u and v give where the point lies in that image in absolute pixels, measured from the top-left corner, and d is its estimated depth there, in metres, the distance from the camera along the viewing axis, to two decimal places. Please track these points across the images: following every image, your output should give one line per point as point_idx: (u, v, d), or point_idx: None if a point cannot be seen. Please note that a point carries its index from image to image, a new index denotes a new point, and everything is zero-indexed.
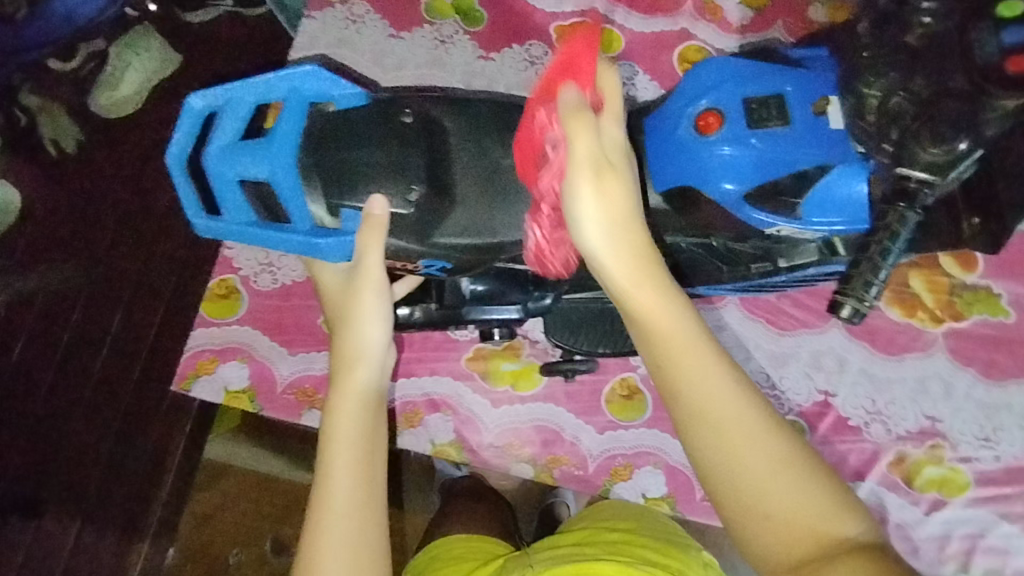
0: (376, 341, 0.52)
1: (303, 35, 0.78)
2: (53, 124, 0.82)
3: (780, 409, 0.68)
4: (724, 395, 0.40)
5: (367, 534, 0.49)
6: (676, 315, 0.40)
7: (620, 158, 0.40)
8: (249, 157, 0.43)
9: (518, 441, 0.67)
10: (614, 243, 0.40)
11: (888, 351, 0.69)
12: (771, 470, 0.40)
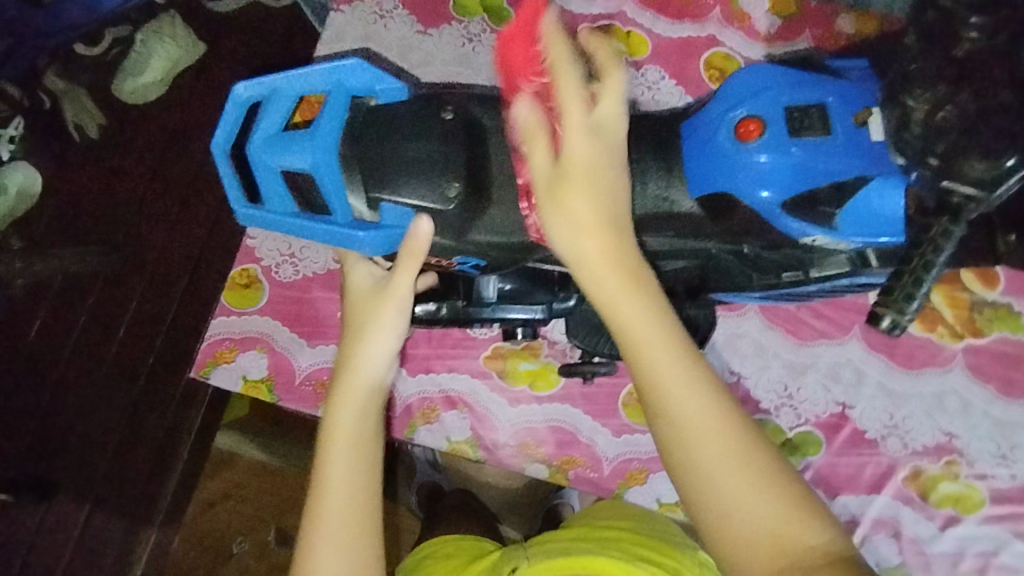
0: (387, 346, 0.53)
1: (330, 29, 0.78)
2: (75, 107, 0.87)
3: (796, 419, 0.68)
4: (691, 405, 0.41)
5: (362, 538, 0.50)
6: (652, 329, 0.41)
7: (587, 172, 0.41)
8: (291, 149, 0.44)
9: (534, 441, 0.67)
10: (583, 252, 0.41)
11: (907, 365, 0.69)
12: (735, 479, 0.41)
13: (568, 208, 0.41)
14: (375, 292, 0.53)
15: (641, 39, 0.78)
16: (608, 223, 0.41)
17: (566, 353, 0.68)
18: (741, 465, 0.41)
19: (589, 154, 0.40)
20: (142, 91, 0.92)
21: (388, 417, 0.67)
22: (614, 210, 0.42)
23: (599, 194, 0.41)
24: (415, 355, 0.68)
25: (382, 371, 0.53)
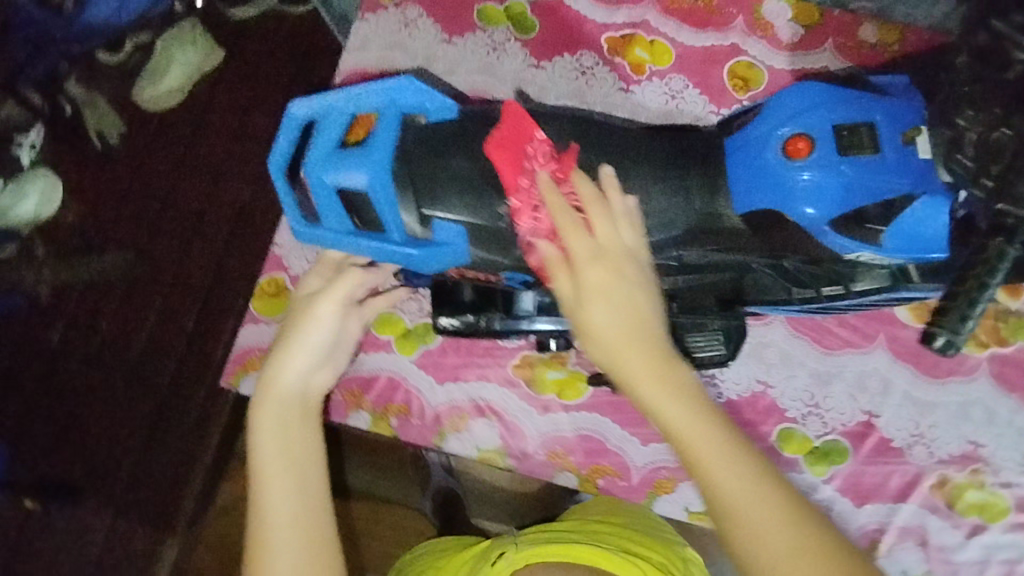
0: (302, 366, 0.59)
1: (354, 38, 0.79)
2: (96, 115, 0.94)
3: (822, 428, 0.68)
4: (741, 480, 0.44)
5: (310, 538, 0.55)
6: (683, 413, 0.45)
7: (605, 291, 0.46)
8: (351, 166, 0.47)
9: (562, 450, 0.67)
10: (618, 349, 0.46)
11: (932, 374, 0.69)
12: (800, 554, 0.42)
13: (593, 321, 0.46)
14: (291, 323, 0.60)
15: (664, 48, 0.78)
16: (634, 321, 0.46)
17: (594, 362, 0.68)
18: (799, 536, 0.42)
19: (597, 274, 0.46)
20: (163, 97, 0.97)
21: (418, 425, 0.68)
22: (639, 308, 0.46)
23: (622, 302, 0.46)
24: (443, 364, 0.69)
25: (298, 392, 0.59)
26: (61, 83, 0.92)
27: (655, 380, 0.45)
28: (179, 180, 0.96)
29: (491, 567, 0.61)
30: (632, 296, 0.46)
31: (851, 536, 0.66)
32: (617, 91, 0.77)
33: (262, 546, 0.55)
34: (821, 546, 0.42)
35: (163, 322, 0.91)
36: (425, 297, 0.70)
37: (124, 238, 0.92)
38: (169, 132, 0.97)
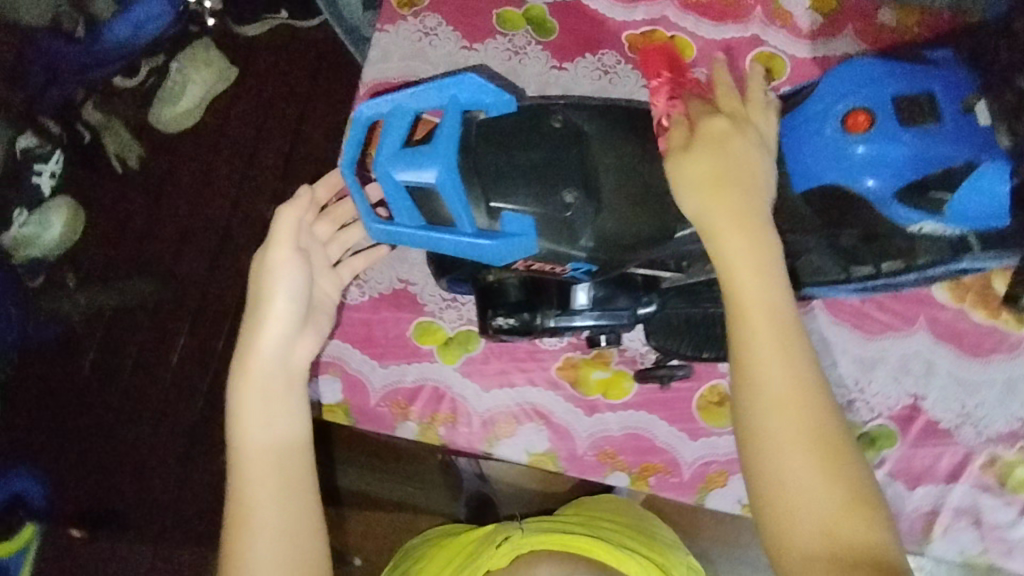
0: (279, 334, 0.55)
1: (376, 49, 0.78)
2: (116, 141, 0.92)
3: (869, 413, 0.68)
4: (771, 348, 0.44)
5: (291, 512, 0.52)
6: (754, 265, 0.45)
7: (719, 143, 0.46)
8: (419, 161, 0.45)
9: (612, 449, 0.67)
10: (705, 199, 0.46)
11: (974, 353, 0.69)
12: (795, 432, 0.43)
13: (692, 166, 0.46)
14: (256, 288, 0.55)
15: (685, 43, 0.78)
16: (730, 174, 0.46)
17: (636, 359, 0.68)
18: (801, 416, 0.44)
19: (720, 125, 0.47)
20: (179, 119, 0.96)
21: (467, 433, 0.68)
22: (742, 168, 0.46)
23: (724, 157, 0.46)
24: (487, 370, 0.69)
25: (279, 360, 0.55)
26: (78, 109, 0.88)
27: (733, 231, 0.45)
28: (201, 198, 0.95)
29: (496, 550, 0.57)
30: (742, 156, 0.47)
31: (905, 519, 0.66)
32: (641, 88, 0.77)
33: (241, 520, 0.51)
34: (820, 432, 0.44)
35: (193, 344, 0.89)
36: (464, 304, 0.70)
37: (150, 263, 0.91)
38: (187, 152, 0.95)
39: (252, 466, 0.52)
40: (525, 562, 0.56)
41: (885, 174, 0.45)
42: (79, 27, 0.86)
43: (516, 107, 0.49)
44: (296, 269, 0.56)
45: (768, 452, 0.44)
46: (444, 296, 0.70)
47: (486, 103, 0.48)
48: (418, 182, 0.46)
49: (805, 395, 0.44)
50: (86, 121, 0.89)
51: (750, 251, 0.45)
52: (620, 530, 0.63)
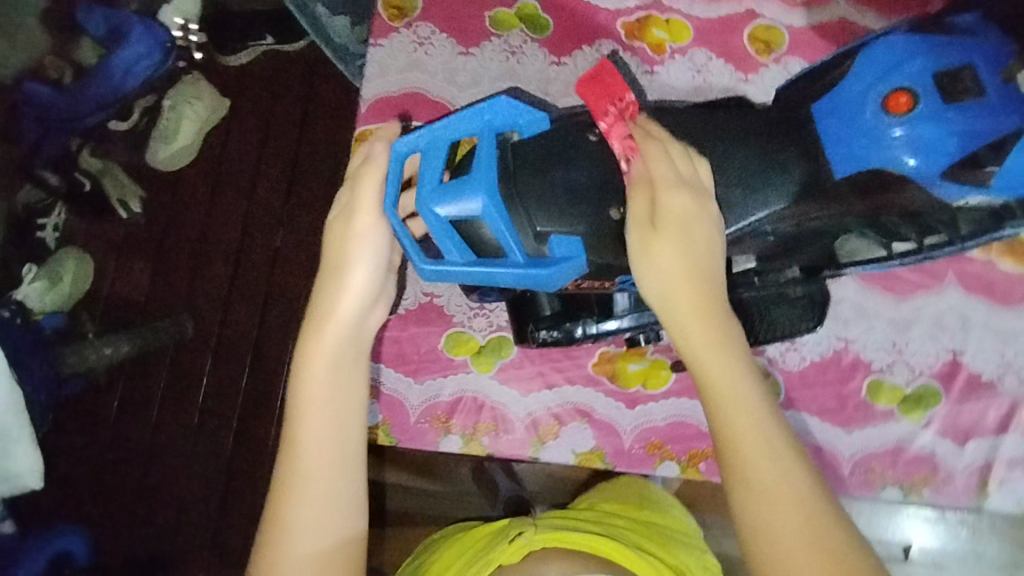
0: (360, 296, 0.49)
1: (373, 65, 0.77)
2: (116, 184, 0.84)
3: (910, 374, 0.68)
4: (760, 456, 0.42)
5: (340, 535, 0.47)
6: (728, 368, 0.43)
7: (686, 227, 0.43)
8: (459, 195, 0.44)
9: (659, 439, 0.67)
10: (674, 297, 0.43)
11: (1007, 302, 0.69)
12: (801, 546, 0.40)
13: (662, 264, 0.43)
14: (333, 244, 0.50)
15: (681, 24, 0.77)
16: (699, 270, 0.43)
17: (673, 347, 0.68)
18: (804, 528, 0.41)
19: (684, 200, 0.43)
20: (177, 157, 0.88)
21: (512, 439, 0.67)
22: (704, 256, 0.44)
23: (690, 245, 0.43)
24: (524, 374, 0.68)
25: (354, 327, 0.49)
26: (74, 158, 0.80)
27: (701, 339, 0.44)
28: (211, 225, 0.88)
29: (507, 545, 0.52)
30: (705, 240, 0.44)
31: (959, 476, 0.66)
32: (642, 74, 0.76)
33: (286, 487, 0.47)
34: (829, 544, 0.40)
35: (220, 384, 0.84)
36: (492, 311, 0.69)
37: (168, 308, 0.84)
38: (187, 184, 0.88)
39: (307, 436, 0.48)
40: (538, 560, 0.51)
41: (929, 157, 0.41)
42: (65, 74, 0.76)
43: (549, 124, 0.48)
44: (380, 233, 0.49)
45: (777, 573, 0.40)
46: (471, 304, 0.70)
47: (518, 122, 0.47)
48: (460, 215, 0.45)
49: (804, 505, 0.41)
50: (83, 169, 0.81)
51: (723, 357, 0.43)
52: (630, 525, 0.58)
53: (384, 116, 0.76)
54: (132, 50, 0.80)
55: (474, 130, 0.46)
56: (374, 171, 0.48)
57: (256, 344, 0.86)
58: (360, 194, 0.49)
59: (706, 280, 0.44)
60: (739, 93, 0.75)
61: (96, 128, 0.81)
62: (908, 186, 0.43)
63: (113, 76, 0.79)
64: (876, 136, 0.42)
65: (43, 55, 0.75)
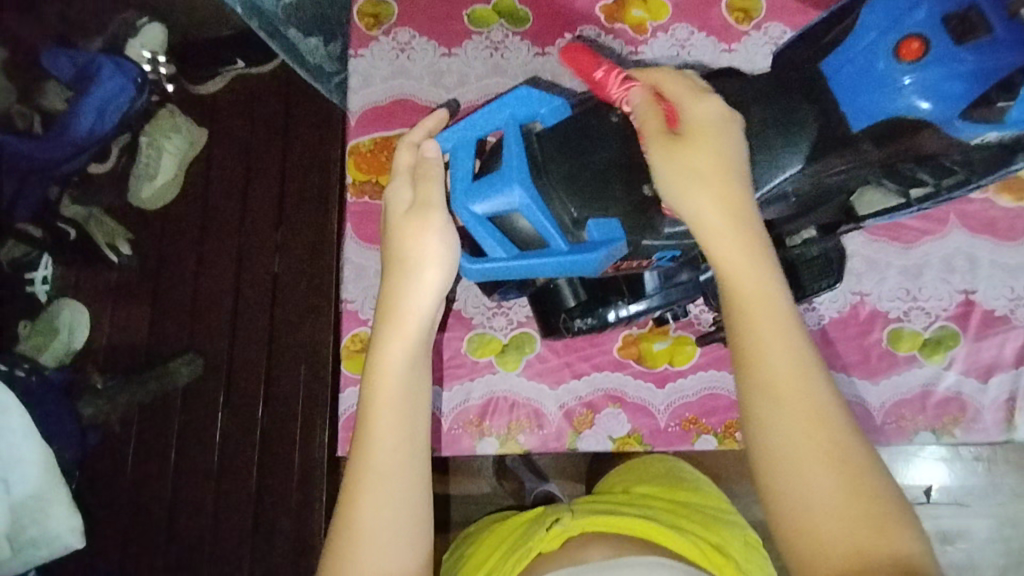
0: (433, 290, 0.47)
1: (356, 76, 0.78)
2: (103, 228, 0.74)
3: (927, 319, 0.69)
4: (773, 355, 0.40)
5: (403, 539, 0.44)
6: (755, 266, 0.41)
7: (714, 129, 0.43)
8: (495, 190, 0.46)
9: (693, 414, 0.67)
10: (692, 199, 0.42)
11: (1010, 238, 0.70)
12: (807, 449, 0.38)
13: (685, 157, 0.42)
14: (398, 241, 0.48)
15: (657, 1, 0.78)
16: (723, 174, 0.42)
17: (694, 322, 0.69)
18: (812, 432, 0.38)
19: (709, 116, 0.43)
20: (160, 195, 0.78)
21: (548, 433, 0.67)
22: (725, 160, 0.42)
23: (719, 142, 0.43)
24: (551, 368, 0.68)
25: (428, 322, 0.48)
26: (55, 206, 0.69)
27: (725, 236, 0.42)
28: (204, 248, 0.78)
29: (545, 532, 0.50)
30: (732, 147, 0.43)
31: (987, 411, 0.67)
32: (628, 56, 0.76)
33: (358, 481, 0.44)
34: (834, 433, 0.38)
35: (231, 422, 0.72)
36: (510, 309, 0.69)
37: (172, 348, 0.74)
38: (177, 214, 0.79)
39: (380, 432, 0.45)
40: (577, 544, 0.48)
41: (943, 99, 0.41)
42: (34, 123, 0.64)
43: (570, 111, 0.50)
44: (448, 224, 0.47)
45: (777, 474, 0.38)
46: (489, 305, 0.69)
47: (541, 112, 0.49)
48: (498, 210, 0.47)
49: (815, 404, 0.39)
50: (65, 216, 0.70)
51: (746, 257, 0.41)
52: (669, 508, 0.55)
53: (373, 125, 0.77)
54: (106, 91, 0.69)
55: (498, 123, 0.48)
56: (434, 170, 0.48)
57: (263, 377, 0.73)
58: (423, 187, 0.48)
59: (735, 177, 0.42)
60: (726, 64, 0.74)
61: (74, 173, 0.70)
62: (924, 131, 0.42)
63: (85, 121, 0.68)
64: (884, 83, 0.42)
65: (11, 104, 0.61)
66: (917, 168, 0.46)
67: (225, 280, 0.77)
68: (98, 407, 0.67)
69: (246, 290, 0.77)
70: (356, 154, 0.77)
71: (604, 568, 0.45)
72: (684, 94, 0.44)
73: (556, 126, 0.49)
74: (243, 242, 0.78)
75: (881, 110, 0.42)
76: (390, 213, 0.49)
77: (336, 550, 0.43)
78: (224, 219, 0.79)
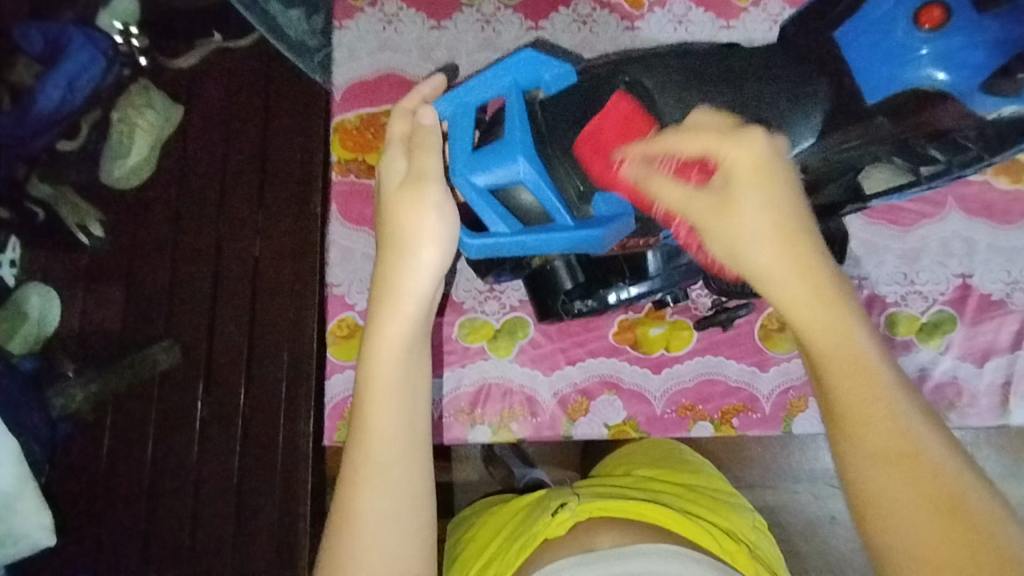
0: (432, 269, 0.45)
1: (341, 49, 0.77)
2: (75, 209, 0.62)
3: (924, 303, 0.68)
4: (886, 435, 0.36)
5: (404, 530, 0.42)
6: (836, 320, 0.37)
7: (763, 184, 0.38)
8: (497, 162, 0.45)
9: (690, 400, 0.66)
10: (753, 258, 0.38)
11: (1007, 221, 0.69)
12: (934, 527, 0.34)
13: (741, 225, 0.38)
14: (393, 217, 0.45)
15: None
16: (787, 227, 0.38)
17: (691, 307, 0.67)
18: (939, 514, 0.34)
19: (755, 157, 0.38)
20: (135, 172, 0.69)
21: (544, 419, 0.66)
22: (789, 207, 0.38)
23: (774, 195, 0.38)
24: (545, 354, 0.66)
25: (426, 304, 0.46)
26: (22, 187, 0.53)
27: (811, 308, 0.38)
28: (182, 227, 0.71)
29: (550, 518, 0.48)
30: (787, 193, 0.38)
31: (982, 396, 0.67)
32: (624, 31, 0.73)
33: (356, 470, 0.43)
34: (943, 490, 0.35)
35: (213, 413, 0.68)
36: (503, 292, 0.67)
37: (147, 338, 0.68)
38: (150, 190, 0.71)
39: (378, 416, 0.44)
40: (584, 531, 0.47)
41: (960, 69, 0.40)
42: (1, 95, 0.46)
43: (575, 78, 0.48)
44: (447, 199, 0.45)
45: (909, 571, 0.34)
46: (481, 289, 0.67)
47: (544, 79, 0.47)
48: (499, 182, 0.46)
49: (941, 480, 0.35)
50: (38, 199, 0.56)
51: (835, 325, 0.38)
52: (674, 492, 0.54)
53: (358, 101, 0.76)
54: (76, 63, 0.53)
55: (501, 91, 0.47)
56: (431, 139, 0.46)
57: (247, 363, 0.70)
58: (419, 158, 0.46)
59: (805, 236, 0.38)
60: (725, 41, 0.72)
61: (44, 151, 0.54)
62: (944, 104, 0.42)
63: (54, 96, 0.52)
64: (902, 52, 0.41)
65: None
66: (926, 145, 0.45)
67: (205, 264, 0.71)
68: (70, 397, 0.63)
69: (227, 275, 0.72)
70: (342, 132, 0.75)
71: (617, 556, 0.44)
72: (716, 139, 0.38)
73: (557, 95, 0.47)
74: (222, 223, 0.72)
75: (899, 80, 0.42)
76: (384, 185, 0.47)
77: (335, 541, 0.42)
78: (199, 194, 0.72)
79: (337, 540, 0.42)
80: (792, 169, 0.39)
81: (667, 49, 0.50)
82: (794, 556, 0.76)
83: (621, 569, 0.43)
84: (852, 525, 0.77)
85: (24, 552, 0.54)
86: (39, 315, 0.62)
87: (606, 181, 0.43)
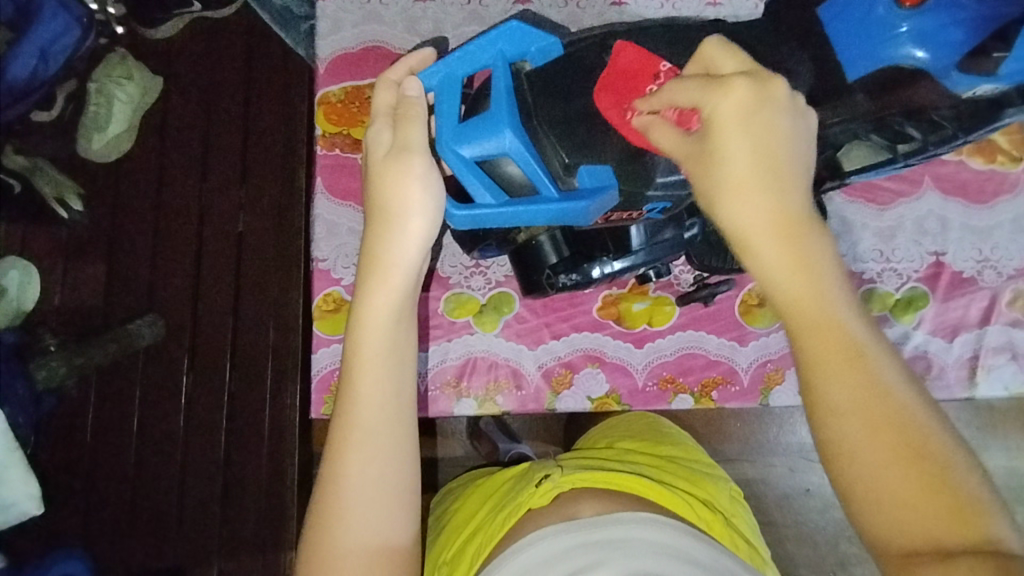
0: (419, 239, 0.45)
1: (325, 20, 0.74)
2: (52, 181, 0.62)
3: (898, 280, 0.70)
4: (850, 384, 0.35)
5: (388, 495, 0.43)
6: (807, 271, 0.37)
7: (744, 134, 0.37)
8: (485, 133, 0.45)
9: (670, 373, 0.68)
10: (738, 211, 0.38)
11: (980, 200, 0.71)
12: (889, 459, 0.34)
13: (726, 174, 0.38)
14: (380, 187, 0.46)
15: None
16: (764, 171, 0.37)
17: (674, 283, 0.69)
18: (899, 451, 0.34)
19: (735, 100, 0.37)
20: (112, 146, 0.67)
21: (529, 393, 0.67)
22: (772, 154, 0.38)
23: (762, 139, 0.37)
24: (530, 328, 0.67)
25: (415, 274, 0.46)
26: None
27: (782, 265, 0.37)
28: (164, 201, 0.70)
29: (534, 489, 0.50)
30: (774, 133, 0.38)
31: (951, 369, 0.69)
32: (610, 8, 0.73)
33: (343, 436, 0.44)
34: (900, 427, 0.35)
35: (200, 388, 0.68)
36: (488, 268, 0.68)
37: (128, 312, 0.67)
38: (132, 165, 0.69)
39: (365, 384, 0.44)
40: (566, 500, 0.49)
41: (939, 48, 0.41)
42: None
43: (561, 50, 0.49)
44: (431, 170, 0.45)
45: (864, 495, 0.35)
46: (466, 264, 0.68)
47: (530, 52, 0.48)
48: (485, 153, 0.46)
49: (908, 430, 0.35)
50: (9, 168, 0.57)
51: (806, 277, 0.37)
52: (655, 463, 0.56)
53: (342, 75, 0.73)
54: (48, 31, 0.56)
55: (488, 62, 0.47)
56: (417, 110, 0.46)
57: (231, 345, 0.69)
58: (404, 129, 0.46)
59: (780, 182, 0.38)
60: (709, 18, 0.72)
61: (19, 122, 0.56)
62: (922, 82, 0.43)
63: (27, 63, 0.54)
64: (883, 28, 0.42)
65: None
66: (904, 122, 0.46)
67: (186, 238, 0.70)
68: (53, 370, 0.60)
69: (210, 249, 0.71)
70: (327, 105, 0.72)
71: (601, 523, 0.45)
72: (703, 90, 0.38)
73: (544, 66, 0.48)
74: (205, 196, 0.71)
75: (878, 57, 0.43)
76: (370, 158, 0.47)
77: (323, 502, 0.43)
78: (178, 163, 0.71)
79: (325, 500, 0.43)
80: (788, 115, 0.38)
81: (653, 23, 0.50)
82: (769, 527, 0.79)
83: (604, 535, 0.44)
84: (824, 496, 0.79)
85: (12, 520, 0.54)
86: (17, 290, 0.59)
87: (622, 132, 0.44)
